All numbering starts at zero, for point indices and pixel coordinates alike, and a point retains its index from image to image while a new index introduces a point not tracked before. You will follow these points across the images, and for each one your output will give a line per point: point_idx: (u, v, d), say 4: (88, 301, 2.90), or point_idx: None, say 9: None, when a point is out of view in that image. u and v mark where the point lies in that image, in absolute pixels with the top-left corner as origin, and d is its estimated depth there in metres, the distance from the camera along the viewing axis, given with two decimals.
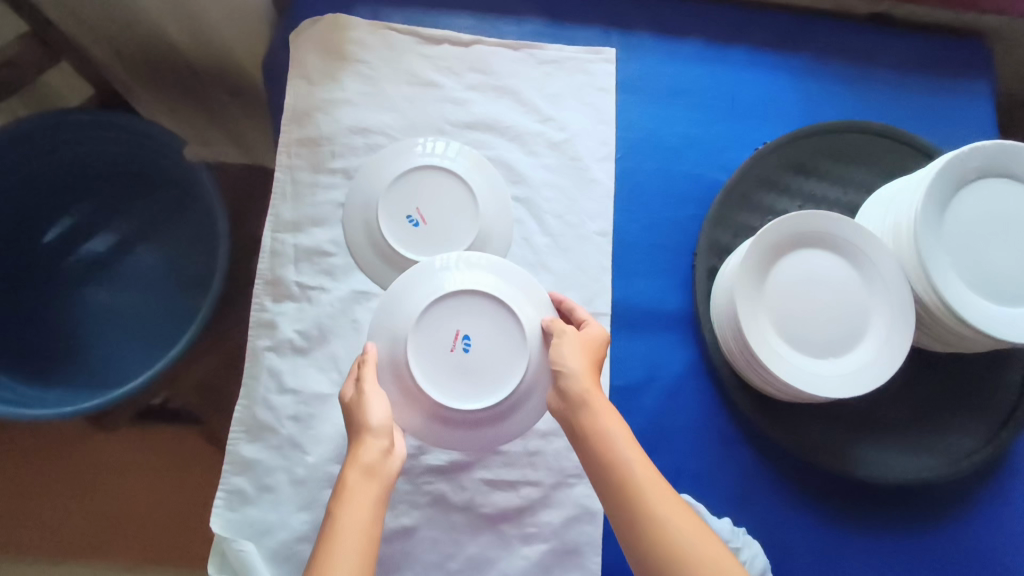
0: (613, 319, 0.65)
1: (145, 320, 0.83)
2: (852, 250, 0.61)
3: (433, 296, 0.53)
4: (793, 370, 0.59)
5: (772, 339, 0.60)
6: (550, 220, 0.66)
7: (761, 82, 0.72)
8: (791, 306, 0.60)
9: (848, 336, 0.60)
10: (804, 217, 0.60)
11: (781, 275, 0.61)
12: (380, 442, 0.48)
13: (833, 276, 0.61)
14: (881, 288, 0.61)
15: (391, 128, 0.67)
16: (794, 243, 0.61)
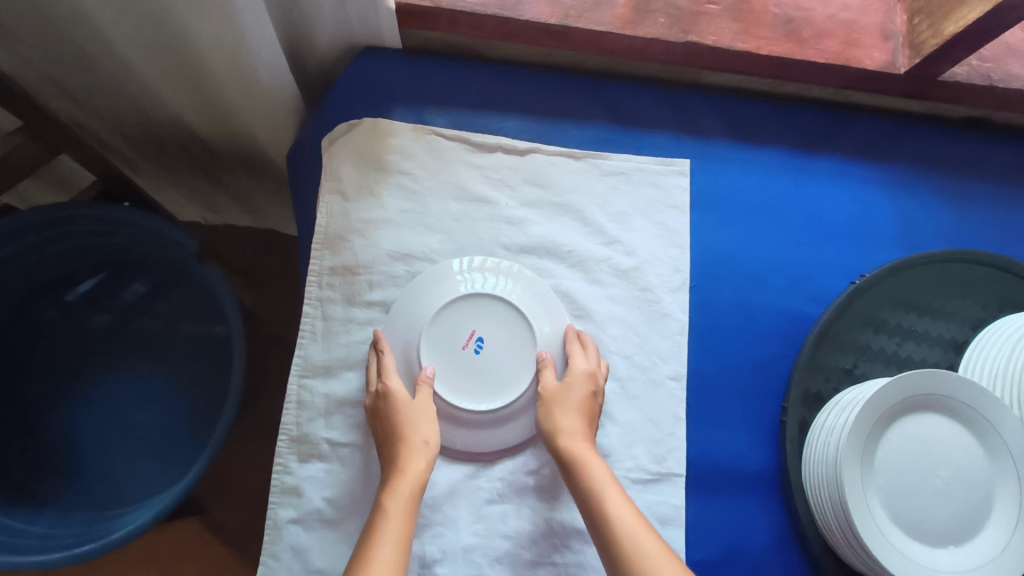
0: (689, 479, 0.57)
1: (148, 425, 0.73)
2: (972, 415, 0.53)
3: (454, 296, 0.55)
4: (910, 563, 0.50)
5: (885, 524, 0.51)
6: (618, 362, 0.58)
7: (853, 197, 0.64)
8: (905, 482, 0.51)
9: (971, 520, 0.51)
10: (924, 378, 0.52)
11: (893, 444, 0.52)
12: (428, 458, 0.50)
13: (953, 446, 0.53)
14: (1007, 459, 0.52)
15: (437, 252, 0.58)
16: (907, 407, 0.53)
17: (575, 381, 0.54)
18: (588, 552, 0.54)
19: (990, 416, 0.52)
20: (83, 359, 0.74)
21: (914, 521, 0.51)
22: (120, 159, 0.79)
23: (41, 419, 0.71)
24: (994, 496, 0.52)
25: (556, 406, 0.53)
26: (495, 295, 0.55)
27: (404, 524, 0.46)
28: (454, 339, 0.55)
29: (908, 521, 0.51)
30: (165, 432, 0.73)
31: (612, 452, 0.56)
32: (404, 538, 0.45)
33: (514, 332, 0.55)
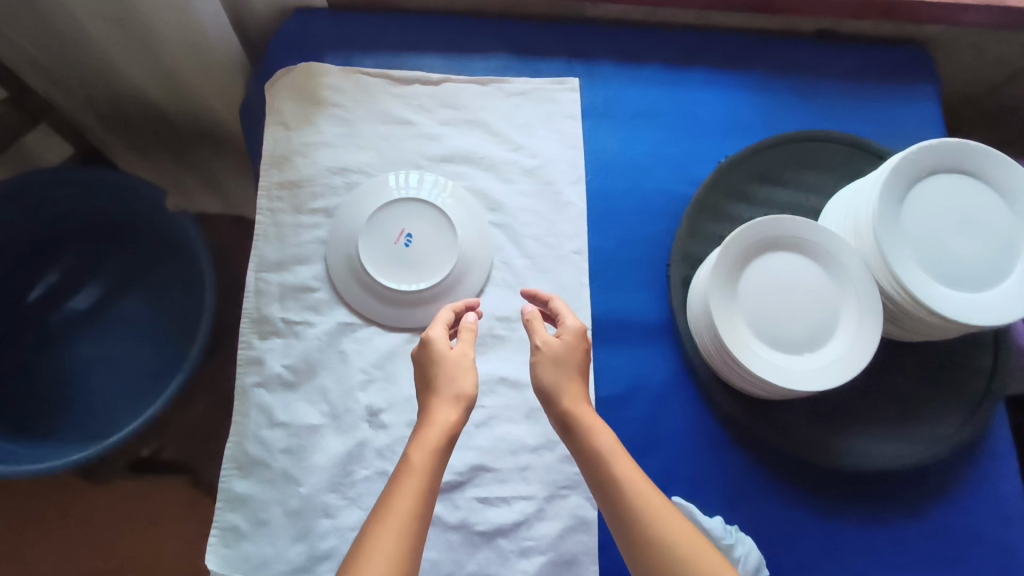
0: (595, 332, 0.67)
1: (117, 371, 0.82)
2: (819, 251, 0.64)
3: (384, 202, 0.66)
4: (766, 367, 0.60)
5: (747, 340, 0.61)
6: (529, 243, 0.69)
7: (720, 99, 0.76)
8: (764, 307, 0.62)
9: (819, 331, 0.62)
10: (772, 223, 0.63)
11: (753, 278, 0.63)
12: (459, 413, 0.50)
13: (803, 277, 0.63)
14: (848, 283, 0.63)
15: (368, 166, 0.69)
16: (760, 248, 0.63)
17: (569, 341, 0.55)
18: (512, 395, 0.64)
19: (832, 249, 0.63)
20: (45, 339, 0.82)
21: (770, 336, 0.62)
22: (97, 141, 0.90)
23: (40, 365, 0.81)
24: (840, 315, 0.63)
25: (549, 364, 0.53)
26: (419, 198, 0.66)
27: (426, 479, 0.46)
28: (387, 236, 0.65)
29: (766, 336, 0.62)
30: (130, 377, 0.82)
31: None
32: (426, 495, 0.46)
33: (439, 228, 0.66)
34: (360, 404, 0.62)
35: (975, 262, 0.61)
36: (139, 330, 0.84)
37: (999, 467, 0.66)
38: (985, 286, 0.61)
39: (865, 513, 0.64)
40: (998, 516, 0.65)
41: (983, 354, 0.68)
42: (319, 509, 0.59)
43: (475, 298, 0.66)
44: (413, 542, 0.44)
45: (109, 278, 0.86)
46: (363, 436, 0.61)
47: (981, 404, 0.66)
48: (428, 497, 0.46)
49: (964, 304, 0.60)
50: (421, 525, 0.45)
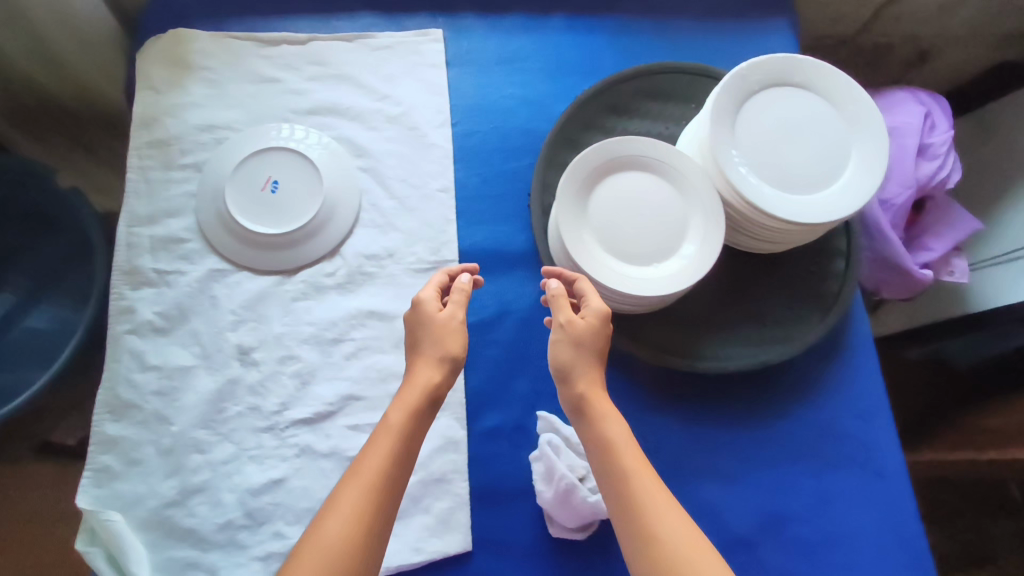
0: (462, 264, 0.69)
1: (10, 341, 0.86)
2: (666, 167, 0.66)
3: (250, 152, 0.69)
4: (615, 278, 0.63)
5: (597, 255, 0.64)
6: (395, 185, 0.71)
7: (581, 43, 0.79)
8: (614, 223, 0.65)
9: (668, 242, 0.65)
10: (618, 143, 0.65)
11: (602, 197, 0.65)
12: (441, 376, 0.53)
13: (652, 193, 0.66)
14: (693, 197, 0.65)
15: (237, 122, 0.72)
16: (609, 168, 0.66)
17: (591, 323, 0.56)
18: (381, 327, 0.66)
19: (677, 164, 0.65)
20: None
21: (620, 250, 0.64)
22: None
23: None
24: (688, 227, 0.65)
25: (571, 346, 0.56)
26: (285, 147, 0.69)
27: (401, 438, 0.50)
28: (253, 184, 0.68)
29: (615, 250, 0.64)
30: (26, 357, 0.86)
31: (396, 252, 0.69)
32: (401, 456, 0.50)
33: (305, 176, 0.69)
34: (230, 343, 0.64)
35: (808, 168, 0.65)
36: (26, 301, 0.89)
37: (856, 365, 0.70)
38: (819, 189, 0.64)
39: (729, 414, 0.67)
40: (852, 409, 0.68)
41: (838, 261, 0.71)
42: (190, 445, 0.61)
43: (344, 237, 0.69)
44: (380, 495, 0.48)
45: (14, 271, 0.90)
46: (234, 373, 0.63)
47: (834, 305, 0.69)
48: (402, 455, 0.50)
49: (798, 206, 0.63)
50: (389, 479, 0.49)
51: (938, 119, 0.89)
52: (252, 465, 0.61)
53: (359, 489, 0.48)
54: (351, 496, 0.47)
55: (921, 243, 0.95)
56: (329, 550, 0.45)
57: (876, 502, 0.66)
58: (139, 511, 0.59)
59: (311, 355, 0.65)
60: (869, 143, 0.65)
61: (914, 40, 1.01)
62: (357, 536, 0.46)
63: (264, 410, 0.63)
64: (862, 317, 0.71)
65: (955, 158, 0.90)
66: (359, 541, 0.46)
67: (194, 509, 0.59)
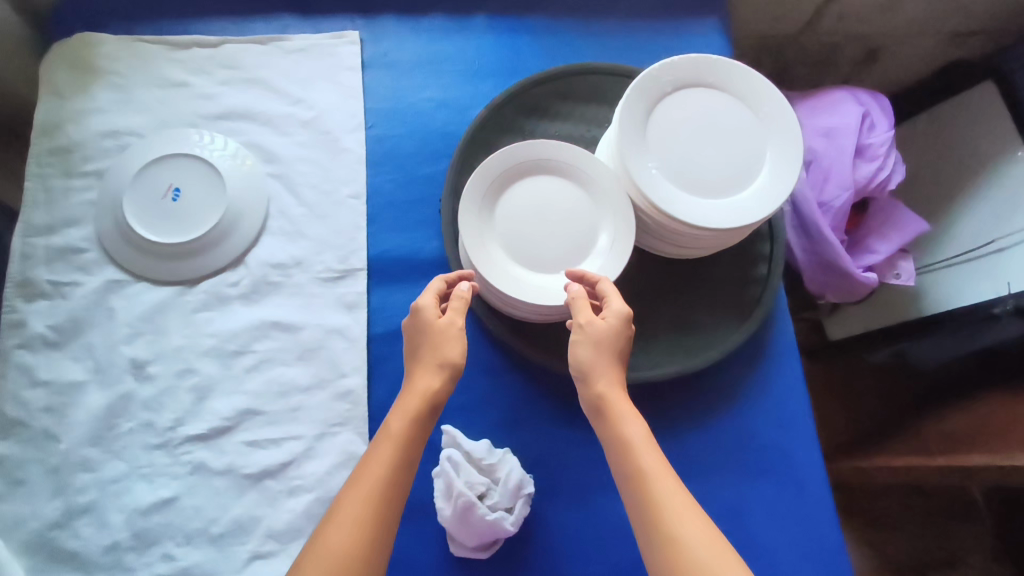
0: (371, 272, 0.67)
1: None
2: (577, 170, 0.64)
3: (152, 158, 0.66)
4: (518, 287, 0.61)
5: (502, 262, 0.62)
6: (304, 191, 0.69)
7: (504, 43, 0.77)
8: (522, 229, 0.63)
9: (577, 248, 0.63)
10: (527, 146, 0.63)
11: (510, 202, 0.63)
12: (442, 382, 0.53)
13: (562, 198, 0.64)
14: (604, 201, 0.63)
15: (142, 128, 0.70)
16: (517, 173, 0.64)
17: (612, 323, 0.55)
18: (284, 339, 0.64)
19: (588, 167, 0.63)
20: None
21: (525, 257, 0.62)
22: None
23: None
24: (599, 233, 0.63)
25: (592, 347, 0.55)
26: (189, 153, 0.67)
27: (402, 445, 0.51)
28: (154, 192, 0.66)
29: (521, 257, 0.62)
30: None
31: (303, 260, 0.67)
32: (404, 462, 0.50)
33: (209, 182, 0.67)
34: (125, 357, 0.62)
35: (722, 171, 0.62)
36: None
37: (779, 372, 0.68)
38: (733, 193, 0.62)
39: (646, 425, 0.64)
40: (773, 419, 0.66)
41: (760, 265, 0.69)
42: (78, 464, 0.59)
43: (250, 245, 0.67)
44: (383, 502, 0.49)
45: None
46: (127, 388, 0.61)
47: (754, 311, 0.67)
48: (403, 460, 0.50)
49: (709, 210, 0.61)
50: (395, 485, 0.49)
51: (878, 119, 0.87)
52: (143, 484, 0.59)
53: (360, 495, 0.48)
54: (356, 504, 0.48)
55: (866, 246, 0.92)
56: (334, 556, 0.46)
57: (795, 516, 0.64)
58: (21, 533, 0.57)
59: (209, 369, 0.63)
60: (783, 143, 0.63)
61: (861, 38, 0.99)
62: (361, 542, 0.47)
63: (158, 426, 0.61)
64: (787, 323, 0.69)
65: (897, 157, 0.87)
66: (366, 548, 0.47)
67: (80, 530, 0.57)
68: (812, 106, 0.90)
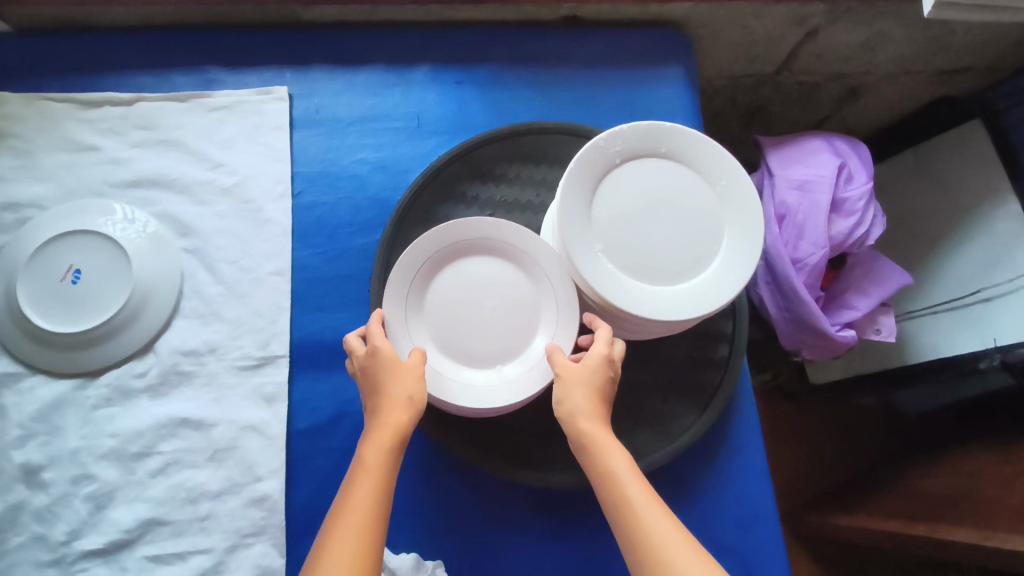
0: (294, 359, 0.62)
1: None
2: (517, 252, 0.58)
3: (50, 236, 0.60)
4: (447, 387, 0.55)
5: (432, 357, 0.56)
6: (222, 267, 0.63)
7: (447, 97, 0.71)
8: (454, 319, 0.57)
9: (516, 339, 0.56)
10: (460, 225, 0.57)
11: (441, 287, 0.57)
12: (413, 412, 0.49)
13: (500, 282, 0.58)
14: (546, 288, 0.57)
15: (45, 198, 0.64)
16: (450, 256, 0.58)
17: (590, 366, 0.51)
18: (194, 437, 0.58)
19: (529, 249, 0.57)
20: None
21: (456, 351, 0.56)
22: None
23: None
24: (539, 323, 0.57)
25: (581, 389, 0.51)
26: (91, 228, 0.61)
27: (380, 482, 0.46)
28: (52, 275, 0.60)
29: (452, 350, 0.56)
30: None
31: (218, 346, 0.61)
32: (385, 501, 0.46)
33: (114, 261, 0.60)
34: (14, 463, 0.56)
35: (674, 252, 0.57)
36: None
37: (738, 465, 0.63)
38: (686, 277, 0.56)
39: (592, 529, 0.59)
40: (731, 521, 0.61)
41: (721, 346, 0.63)
42: None
43: (160, 328, 0.61)
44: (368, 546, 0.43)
45: None
46: (18, 498, 0.55)
47: (712, 399, 0.62)
48: (383, 498, 0.46)
49: (659, 299, 0.55)
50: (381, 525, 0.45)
51: (856, 170, 0.82)
52: None
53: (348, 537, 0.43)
54: (340, 550, 0.43)
55: (845, 302, 0.86)
56: None
57: None
58: None
59: (110, 473, 0.57)
60: (740, 222, 0.57)
61: (842, 77, 0.93)
62: None
63: (50, 540, 0.55)
64: (748, 410, 0.64)
65: (875, 210, 0.82)
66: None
67: None
68: (788, 153, 0.84)
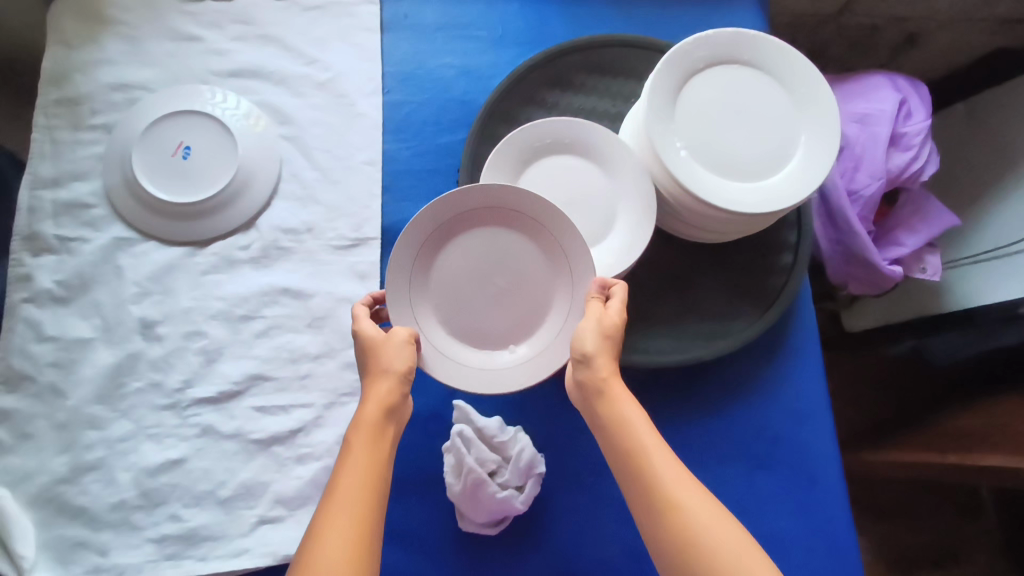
0: (385, 242, 0.66)
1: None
2: (519, 215, 0.56)
3: (161, 114, 0.64)
4: (474, 372, 0.56)
5: (440, 340, 0.56)
6: (318, 155, 0.68)
7: (529, 10, 0.74)
8: (461, 303, 0.57)
9: (525, 322, 0.57)
10: (453, 198, 0.54)
11: (445, 265, 0.57)
12: (399, 389, 0.51)
13: (511, 250, 0.57)
14: (557, 249, 0.57)
15: (152, 82, 0.67)
16: (455, 233, 0.57)
17: (605, 326, 0.53)
18: (295, 305, 0.63)
19: (533, 214, 0.55)
20: None
21: (473, 330, 0.57)
22: None
23: None
24: (557, 285, 0.58)
25: (596, 329, 0.52)
26: (200, 109, 0.65)
27: (374, 454, 0.48)
28: (164, 150, 0.64)
29: (469, 333, 0.57)
30: None
31: (315, 227, 0.66)
32: (379, 462, 0.48)
33: (222, 141, 0.65)
34: (133, 316, 0.61)
35: (750, 154, 0.61)
36: None
37: (798, 364, 0.68)
38: (761, 177, 0.61)
39: (661, 407, 0.65)
40: (787, 411, 0.67)
41: (785, 254, 0.68)
42: (86, 421, 0.59)
43: (261, 207, 0.65)
44: (370, 504, 0.46)
45: None
46: (136, 347, 0.61)
47: (775, 300, 0.67)
48: (377, 469, 0.48)
49: (737, 194, 0.60)
50: (374, 499, 0.46)
51: (916, 107, 0.86)
52: (150, 444, 0.59)
53: (343, 507, 0.45)
54: (340, 513, 0.45)
55: (894, 239, 0.91)
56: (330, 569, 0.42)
57: (800, 508, 0.66)
58: (29, 488, 0.57)
59: (219, 332, 0.62)
60: (818, 133, 0.61)
61: (900, 21, 0.95)
62: (357, 557, 0.43)
63: (166, 387, 0.60)
64: (806, 315, 0.69)
65: (929, 150, 0.86)
66: (361, 562, 0.43)
67: (86, 487, 0.58)
68: (846, 92, 0.89)
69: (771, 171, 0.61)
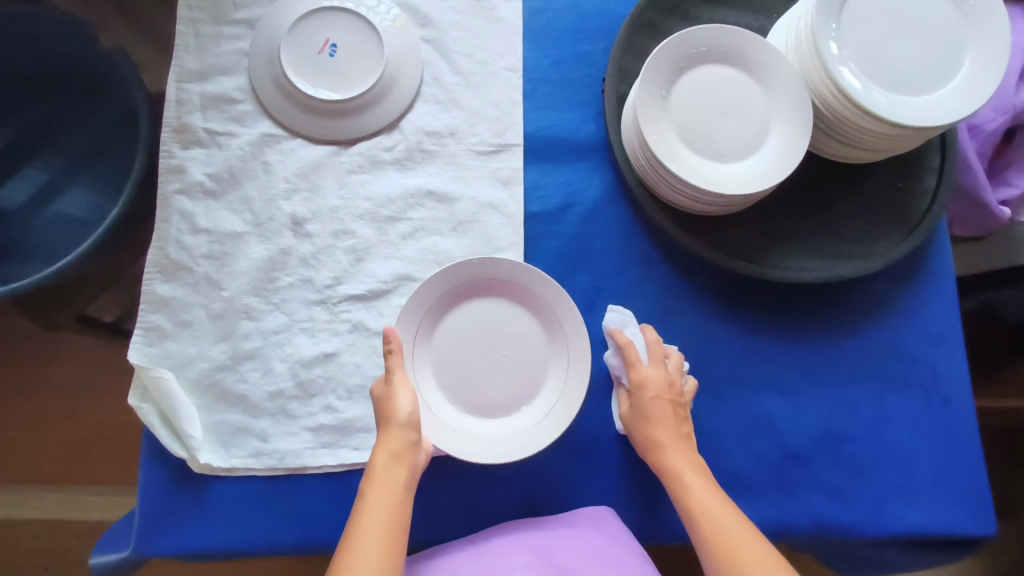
0: (525, 149, 0.66)
1: (48, 222, 0.87)
2: (505, 282, 0.58)
3: (307, 8, 0.63)
4: (485, 443, 0.56)
5: (442, 405, 0.57)
6: (460, 59, 0.66)
7: None
8: (466, 374, 0.57)
9: (526, 388, 0.58)
10: (453, 270, 0.56)
11: (449, 333, 0.58)
12: (406, 433, 0.50)
13: (505, 319, 0.58)
14: (545, 308, 0.58)
15: None
16: (461, 300, 0.58)
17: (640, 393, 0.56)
18: (440, 209, 0.63)
19: (517, 280, 0.57)
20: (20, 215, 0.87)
21: (482, 402, 0.57)
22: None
23: (26, 225, 0.87)
24: (553, 343, 0.58)
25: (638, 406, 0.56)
26: (347, 5, 0.63)
27: (391, 494, 0.47)
28: (311, 47, 0.63)
29: (478, 406, 0.57)
30: (65, 243, 0.86)
31: (458, 131, 0.65)
32: (399, 503, 0.47)
33: (368, 38, 0.63)
34: (284, 213, 0.62)
35: (915, 67, 0.60)
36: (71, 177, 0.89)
37: (933, 288, 0.67)
38: (925, 91, 0.59)
39: (794, 330, 0.65)
40: (920, 335, 0.66)
41: (928, 177, 0.66)
42: (241, 311, 0.60)
43: (403, 110, 0.65)
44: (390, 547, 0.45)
45: (76, 151, 0.89)
46: (287, 243, 0.61)
47: (917, 224, 0.65)
48: (396, 508, 0.47)
49: (901, 107, 0.58)
50: (395, 540, 0.46)
51: None
52: (303, 337, 0.60)
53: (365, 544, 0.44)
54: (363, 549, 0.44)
55: (1005, 179, 0.85)
56: None
57: (936, 429, 0.64)
58: (190, 372, 0.59)
59: (366, 231, 0.62)
60: (986, 49, 0.59)
61: None
62: None
63: (317, 283, 0.61)
64: (944, 239, 0.68)
65: None
66: None
67: (245, 375, 0.59)
68: None
69: (936, 87, 0.59)
